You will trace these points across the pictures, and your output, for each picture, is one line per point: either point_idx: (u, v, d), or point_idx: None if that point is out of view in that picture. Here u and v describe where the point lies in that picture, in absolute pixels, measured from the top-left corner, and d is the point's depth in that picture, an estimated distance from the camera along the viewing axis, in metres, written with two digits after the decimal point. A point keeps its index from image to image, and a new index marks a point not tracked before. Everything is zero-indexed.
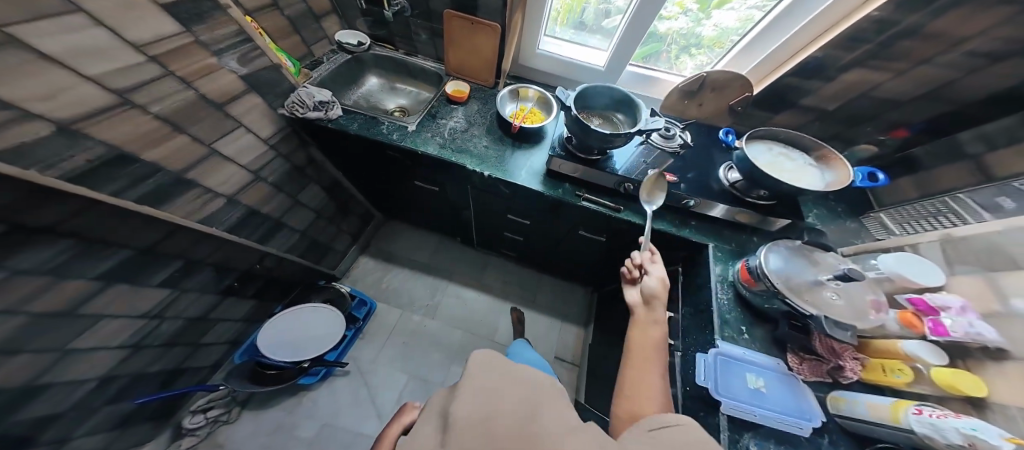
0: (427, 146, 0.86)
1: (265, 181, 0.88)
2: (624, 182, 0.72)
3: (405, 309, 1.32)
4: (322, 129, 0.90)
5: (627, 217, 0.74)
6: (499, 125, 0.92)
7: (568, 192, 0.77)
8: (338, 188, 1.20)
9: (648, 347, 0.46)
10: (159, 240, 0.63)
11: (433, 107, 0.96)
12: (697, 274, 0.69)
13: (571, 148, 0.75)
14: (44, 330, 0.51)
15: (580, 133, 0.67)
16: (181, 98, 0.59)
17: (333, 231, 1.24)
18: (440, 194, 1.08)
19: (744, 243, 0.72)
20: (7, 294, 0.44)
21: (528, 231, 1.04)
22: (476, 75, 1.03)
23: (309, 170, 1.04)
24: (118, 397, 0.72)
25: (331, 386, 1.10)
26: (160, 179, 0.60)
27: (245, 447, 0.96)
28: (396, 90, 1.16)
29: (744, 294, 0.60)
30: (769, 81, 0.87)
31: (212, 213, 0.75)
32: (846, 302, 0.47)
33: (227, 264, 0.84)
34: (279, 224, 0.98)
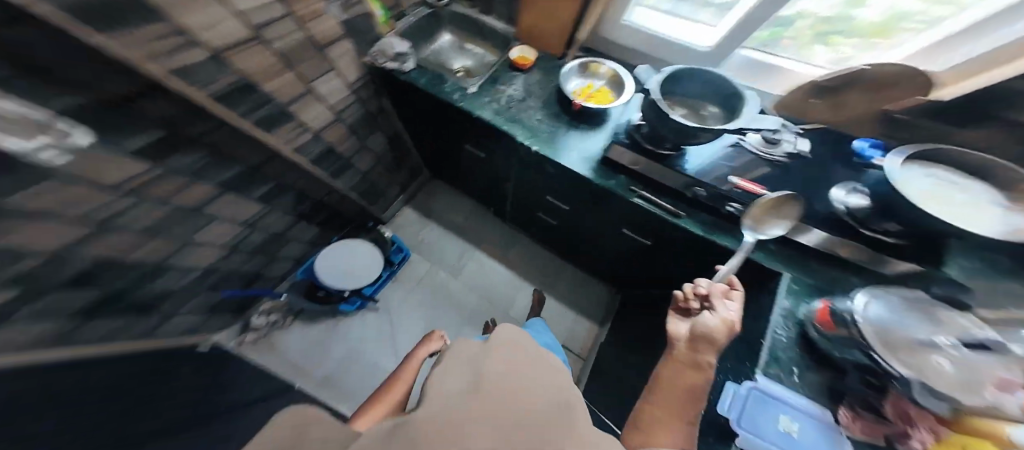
0: (480, 110, 0.85)
1: (343, 122, 0.93)
2: (692, 185, 0.66)
3: (434, 265, 1.40)
4: (395, 81, 0.92)
5: (684, 224, 0.67)
6: (558, 100, 0.87)
7: (621, 185, 0.71)
8: (397, 139, 1.26)
9: (681, 390, 0.41)
10: (264, 162, 0.74)
11: (496, 71, 0.93)
12: (760, 303, 0.63)
13: (638, 138, 0.70)
14: (179, 220, 0.63)
15: (657, 120, 0.61)
16: (295, 38, 0.65)
17: (385, 179, 1.31)
18: (486, 161, 1.07)
19: (839, 281, 0.63)
20: (164, 186, 0.56)
21: (565, 216, 1.01)
22: (546, 43, 0.96)
23: (378, 119, 1.09)
24: (212, 286, 0.86)
25: (363, 317, 1.23)
26: (271, 108, 0.67)
27: (292, 351, 1.13)
28: (464, 51, 1.13)
29: (810, 336, 0.54)
30: (967, 86, 0.63)
31: (302, 144, 0.82)
32: (959, 375, 0.37)
33: (306, 192, 0.94)
34: (349, 164, 1.06)
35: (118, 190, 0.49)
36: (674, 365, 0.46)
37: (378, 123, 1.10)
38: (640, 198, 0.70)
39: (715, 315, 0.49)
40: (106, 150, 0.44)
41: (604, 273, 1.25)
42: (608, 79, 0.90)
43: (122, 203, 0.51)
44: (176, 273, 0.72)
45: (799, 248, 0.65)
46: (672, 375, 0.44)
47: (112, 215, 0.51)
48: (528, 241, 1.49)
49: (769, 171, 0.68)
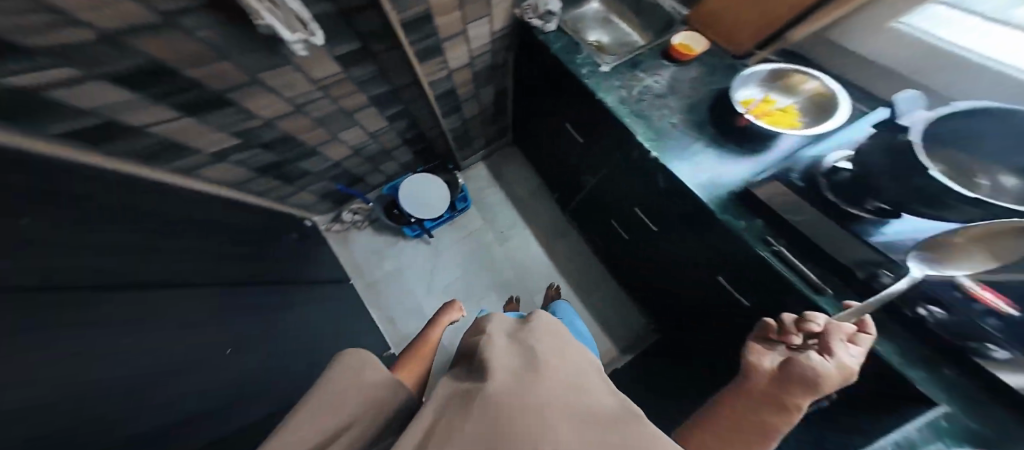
0: (607, 93, 0.78)
1: (467, 67, 1.03)
2: (878, 266, 0.48)
3: (486, 225, 1.47)
4: (532, 38, 0.93)
5: (823, 302, 0.52)
6: (710, 107, 0.76)
7: (753, 232, 0.59)
8: (501, 97, 1.30)
9: (752, 417, 0.39)
10: (406, 84, 0.96)
11: (641, 55, 0.84)
12: (858, 415, 0.49)
13: (824, 184, 0.55)
14: (338, 118, 0.98)
15: (881, 167, 0.44)
16: None
17: (478, 131, 1.40)
18: (580, 147, 1.02)
19: None
20: (348, 87, 0.87)
21: (640, 233, 0.94)
22: (730, 31, 0.82)
23: (497, 71, 1.15)
24: (329, 174, 1.23)
25: (416, 245, 1.46)
26: (431, 42, 0.84)
27: (362, 247, 1.46)
28: (607, 23, 1.08)
29: None
30: None
31: (436, 79, 1.00)
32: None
33: (417, 122, 1.18)
34: (457, 107, 1.19)
35: (316, 83, 0.80)
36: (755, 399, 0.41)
37: (496, 76, 1.16)
38: (772, 252, 0.57)
39: (835, 364, 0.39)
40: (328, 50, 0.72)
41: (656, 308, 1.15)
42: (809, 100, 0.73)
43: (316, 93, 0.83)
44: (312, 161, 1.11)
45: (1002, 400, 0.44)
46: (751, 412, 0.40)
47: (307, 99, 0.83)
48: (580, 241, 1.42)
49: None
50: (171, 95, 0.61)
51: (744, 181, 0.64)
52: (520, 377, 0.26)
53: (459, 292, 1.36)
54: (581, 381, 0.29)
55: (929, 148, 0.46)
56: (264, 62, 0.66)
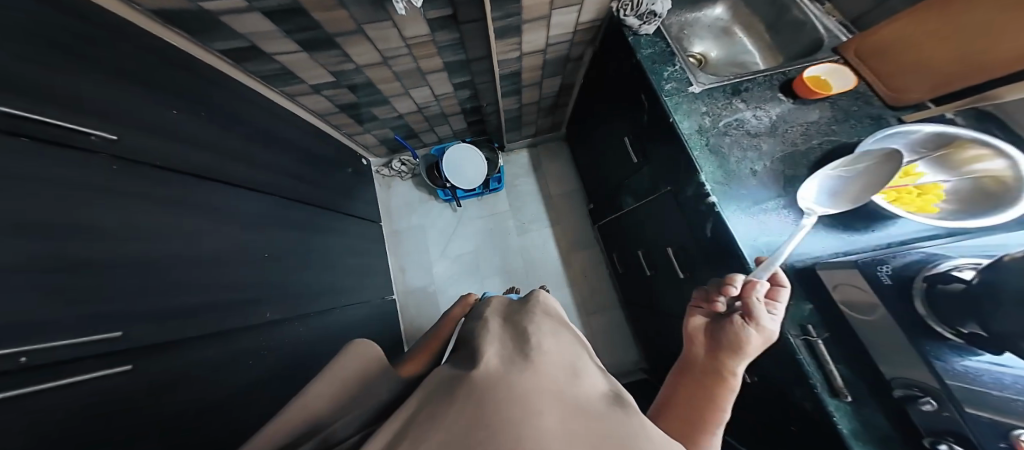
0: (688, 117, 0.70)
1: (544, 54, 0.99)
2: (921, 391, 0.37)
3: (511, 211, 1.46)
4: (619, 36, 0.86)
5: (831, 403, 0.42)
6: (818, 162, 0.61)
7: (794, 315, 0.47)
8: (569, 88, 1.23)
9: (696, 389, 0.35)
10: (477, 58, 0.95)
11: (749, 81, 0.73)
12: None
13: (923, 288, 0.40)
14: (410, 75, 1.01)
15: (1012, 297, 0.30)
16: None
17: (537, 119, 1.38)
18: (631, 166, 0.95)
19: None
20: (424, 49, 0.89)
21: (664, 272, 0.87)
22: (894, 76, 0.65)
23: (574, 63, 1.08)
24: (394, 125, 1.31)
25: (443, 209, 1.50)
26: (511, 21, 0.81)
27: (399, 196, 1.55)
28: (726, 35, 0.97)
29: None
30: None
31: (506, 58, 0.97)
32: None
33: (478, 95, 1.17)
34: (519, 90, 1.15)
35: (405, 41, 0.84)
36: (696, 376, 0.37)
37: (573, 67, 1.10)
38: (802, 341, 0.45)
39: (758, 329, 0.37)
40: (422, 11, 0.73)
41: (657, 357, 1.07)
42: (972, 185, 0.50)
43: (402, 49, 0.87)
44: (381, 108, 1.18)
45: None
46: (696, 391, 0.35)
47: (394, 54, 0.89)
48: (600, 259, 1.36)
49: None
50: (293, 32, 0.73)
51: (810, 257, 0.50)
52: (513, 360, 0.22)
53: (466, 265, 1.40)
54: (583, 368, 0.25)
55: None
56: (367, 14, 0.72)
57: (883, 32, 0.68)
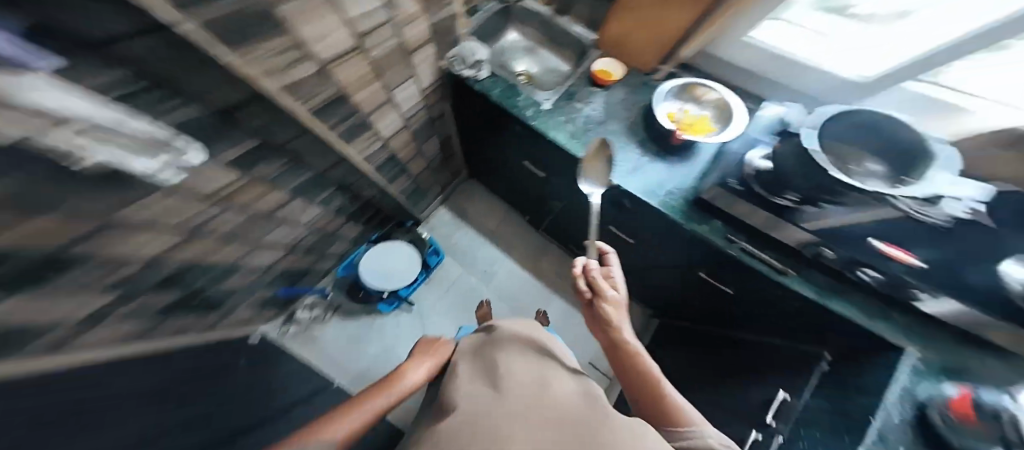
0: (557, 131, 0.82)
1: (406, 128, 0.97)
2: (820, 247, 0.59)
3: (467, 268, 1.42)
4: (463, 88, 0.92)
5: (793, 283, 0.64)
6: (645, 126, 0.81)
7: (718, 231, 0.69)
8: (450, 141, 1.26)
9: (627, 363, 0.50)
10: (329, 167, 0.82)
11: (574, 85, 0.89)
12: (857, 375, 0.57)
13: (755, 185, 0.60)
14: (250, 226, 0.74)
15: (792, 167, 0.54)
16: (388, 46, 0.69)
17: (427, 183, 1.35)
18: (542, 180, 1.05)
19: (969, 366, 0.54)
20: (259, 196, 0.69)
21: (621, 248, 1.01)
22: (632, 59, 0.92)
23: (439, 122, 1.12)
24: (270, 282, 1.02)
25: (397, 318, 1.31)
26: (353, 119, 0.75)
27: (330, 345, 1.25)
28: (535, 55, 1.12)
29: (935, 424, 0.45)
30: None
31: (370, 152, 0.91)
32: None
33: (356, 193, 1.05)
34: (403, 169, 1.12)
35: (210, 198, 0.57)
36: (620, 356, 0.52)
37: (437, 126, 1.12)
38: (737, 247, 0.67)
39: (609, 302, 0.57)
40: (215, 163, 0.53)
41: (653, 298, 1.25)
42: (711, 108, 0.80)
43: (209, 210, 0.59)
44: (245, 280, 0.90)
45: (924, 319, 0.58)
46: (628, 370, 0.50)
47: (203, 220, 0.59)
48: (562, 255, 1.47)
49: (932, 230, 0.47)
50: None
51: (687, 191, 0.73)
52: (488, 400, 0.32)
53: None
54: (550, 380, 0.36)
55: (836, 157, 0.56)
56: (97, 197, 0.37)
57: (606, 34, 0.92)
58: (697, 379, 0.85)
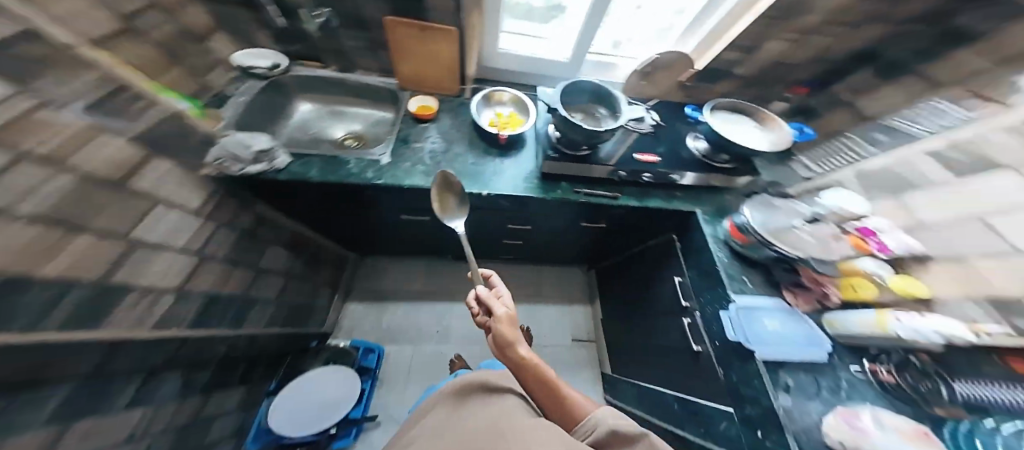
0: (413, 179, 0.74)
1: (218, 257, 0.72)
2: (616, 171, 0.85)
3: (417, 343, 1.40)
4: (267, 184, 0.72)
5: (625, 202, 0.88)
6: (481, 137, 0.88)
7: (568, 190, 0.87)
8: (299, 237, 1.05)
9: (532, 374, 0.53)
10: (100, 362, 0.46)
11: (401, 130, 0.82)
12: (694, 238, 0.84)
13: (559, 147, 0.83)
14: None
15: (564, 127, 0.76)
16: (64, 183, 0.41)
17: (302, 297, 1.12)
18: (429, 222, 0.97)
19: (720, 203, 0.89)
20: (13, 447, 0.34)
21: (529, 234, 1.13)
22: (438, 84, 0.87)
23: (265, 228, 0.89)
24: None
25: (367, 439, 1.14)
26: (78, 295, 0.42)
27: None
28: (340, 114, 0.96)
29: (736, 248, 0.75)
30: (711, 55, 0.95)
31: (165, 313, 0.59)
32: (959, 188, 0.60)
33: (195, 370, 0.69)
34: (247, 301, 0.83)
35: None
36: (525, 371, 0.53)
37: (263, 237, 0.88)
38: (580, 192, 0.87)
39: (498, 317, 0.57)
40: None
41: (575, 257, 1.42)
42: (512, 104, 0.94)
43: None
44: None
45: (689, 187, 0.91)
46: (535, 378, 0.52)
47: None
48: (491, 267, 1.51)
49: (641, 138, 0.92)
50: None
51: (533, 171, 0.87)
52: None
53: None
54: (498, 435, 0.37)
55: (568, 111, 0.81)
56: None
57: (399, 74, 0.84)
58: (636, 298, 1.12)
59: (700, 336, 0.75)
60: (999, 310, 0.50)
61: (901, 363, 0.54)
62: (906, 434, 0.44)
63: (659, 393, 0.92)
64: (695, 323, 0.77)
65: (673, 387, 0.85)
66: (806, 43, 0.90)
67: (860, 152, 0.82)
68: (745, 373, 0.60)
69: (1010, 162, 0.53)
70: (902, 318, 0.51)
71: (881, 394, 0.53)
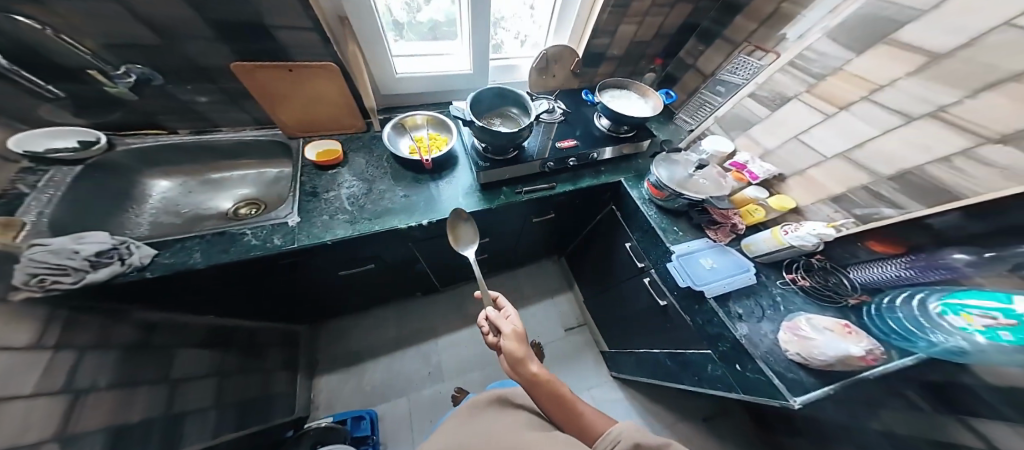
0: (335, 232, 0.65)
1: (99, 388, 0.46)
2: (545, 163, 0.88)
3: (410, 393, 1.26)
4: (133, 291, 0.52)
5: (562, 189, 0.90)
6: (403, 167, 0.82)
7: (510, 193, 0.86)
8: (221, 330, 0.75)
9: (551, 394, 0.53)
10: None
11: (306, 183, 0.71)
12: (628, 204, 0.93)
13: (490, 156, 0.82)
14: None
15: (484, 137, 0.75)
16: None
17: (257, 392, 0.82)
18: (377, 267, 0.85)
19: (638, 168, 0.99)
20: None
21: (488, 246, 1.09)
22: (338, 120, 0.79)
23: (162, 332, 0.59)
24: None
25: None
26: None
27: None
28: (214, 183, 0.79)
29: (660, 204, 0.86)
30: (584, 43, 1.03)
31: None
32: (775, 119, 0.79)
33: None
34: (177, 417, 0.57)
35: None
36: (540, 391, 0.53)
37: (164, 345, 0.59)
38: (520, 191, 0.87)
39: (506, 334, 0.57)
40: None
41: (536, 254, 1.44)
42: (427, 126, 0.89)
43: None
44: None
45: (609, 161, 1.00)
46: (551, 398, 0.53)
47: None
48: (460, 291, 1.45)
49: (561, 127, 0.97)
50: None
51: (472, 184, 0.85)
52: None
53: None
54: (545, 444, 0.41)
55: (486, 120, 0.81)
56: None
57: (285, 120, 0.74)
58: (601, 270, 1.18)
59: (662, 290, 0.83)
60: (842, 207, 0.68)
61: (807, 267, 0.71)
62: (839, 330, 0.57)
63: (649, 352, 0.97)
64: (654, 279, 0.85)
65: (660, 344, 0.91)
66: (655, 20, 1.03)
67: (714, 101, 1.02)
68: (705, 314, 0.69)
69: (794, 94, 0.74)
70: (789, 231, 0.68)
71: (807, 297, 0.68)
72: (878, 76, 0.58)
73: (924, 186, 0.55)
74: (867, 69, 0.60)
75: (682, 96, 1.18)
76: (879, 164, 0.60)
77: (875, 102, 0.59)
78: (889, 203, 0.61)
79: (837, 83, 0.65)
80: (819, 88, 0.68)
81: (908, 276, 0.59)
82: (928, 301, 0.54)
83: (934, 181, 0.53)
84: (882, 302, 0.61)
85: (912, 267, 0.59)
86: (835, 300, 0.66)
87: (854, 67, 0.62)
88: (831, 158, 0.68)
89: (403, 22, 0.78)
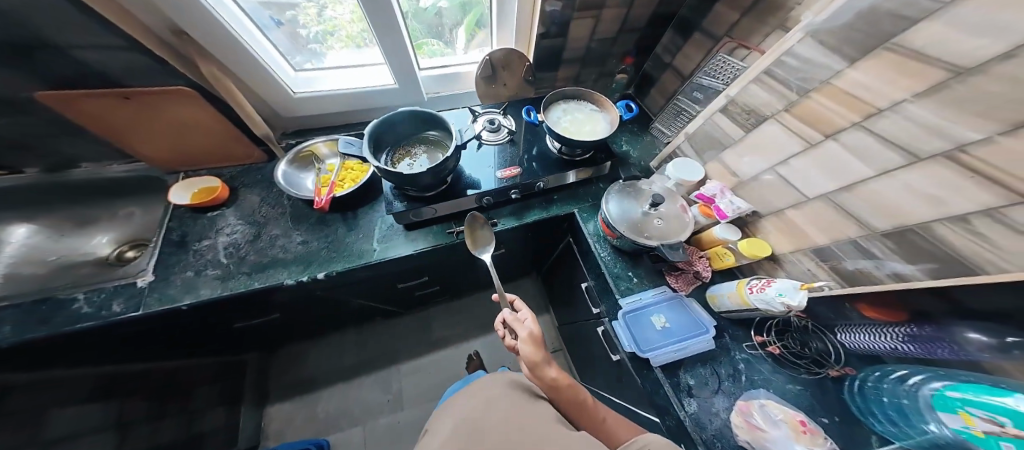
0: (198, 292, 0.58)
1: None
2: (482, 197, 0.74)
3: (364, 421, 1.17)
4: None
5: (505, 225, 0.78)
6: (307, 205, 0.72)
7: (441, 232, 0.74)
8: (122, 379, 0.61)
9: (570, 401, 0.52)
10: None
11: (174, 229, 0.65)
12: (581, 240, 0.80)
13: (412, 195, 0.70)
14: None
15: (390, 177, 0.62)
16: None
17: (183, 434, 0.72)
18: (285, 315, 0.81)
19: (596, 193, 0.87)
20: None
21: (438, 278, 0.98)
22: (222, 151, 0.73)
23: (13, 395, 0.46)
24: None
25: None
26: None
27: None
28: (90, 225, 0.75)
29: (615, 244, 0.72)
30: (533, 46, 0.91)
31: None
32: (748, 143, 0.63)
33: None
34: None
35: None
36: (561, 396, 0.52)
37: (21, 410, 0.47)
38: (455, 233, 0.75)
39: (523, 336, 0.56)
40: None
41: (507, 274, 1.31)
42: (332, 151, 0.79)
43: None
44: None
45: (574, 187, 0.87)
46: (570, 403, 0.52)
47: None
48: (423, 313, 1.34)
49: (508, 147, 0.84)
50: None
51: (393, 222, 0.73)
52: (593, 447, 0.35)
53: None
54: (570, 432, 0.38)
55: (405, 151, 0.69)
56: None
57: (159, 153, 0.69)
58: (567, 299, 1.06)
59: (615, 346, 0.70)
60: (827, 260, 0.52)
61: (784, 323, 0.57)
62: (792, 427, 0.44)
63: (611, 400, 0.85)
64: (608, 331, 0.72)
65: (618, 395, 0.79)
66: (614, 15, 0.88)
67: (692, 110, 0.87)
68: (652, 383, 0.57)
69: (771, 113, 0.57)
70: (754, 288, 0.54)
71: (776, 365, 0.55)
72: (877, 97, 0.40)
73: (929, 249, 0.39)
74: (863, 85, 0.42)
75: (660, 100, 1.02)
76: (869, 214, 0.45)
77: (869, 130, 0.42)
78: (890, 258, 0.44)
79: (819, 101, 0.48)
80: (799, 107, 0.52)
81: (909, 351, 0.45)
82: (925, 388, 0.40)
83: (942, 246, 0.38)
84: (869, 378, 0.49)
85: (908, 341, 0.44)
86: (812, 370, 0.53)
87: (846, 81, 0.44)
88: (813, 200, 0.52)
89: (416, 16, 0.79)
